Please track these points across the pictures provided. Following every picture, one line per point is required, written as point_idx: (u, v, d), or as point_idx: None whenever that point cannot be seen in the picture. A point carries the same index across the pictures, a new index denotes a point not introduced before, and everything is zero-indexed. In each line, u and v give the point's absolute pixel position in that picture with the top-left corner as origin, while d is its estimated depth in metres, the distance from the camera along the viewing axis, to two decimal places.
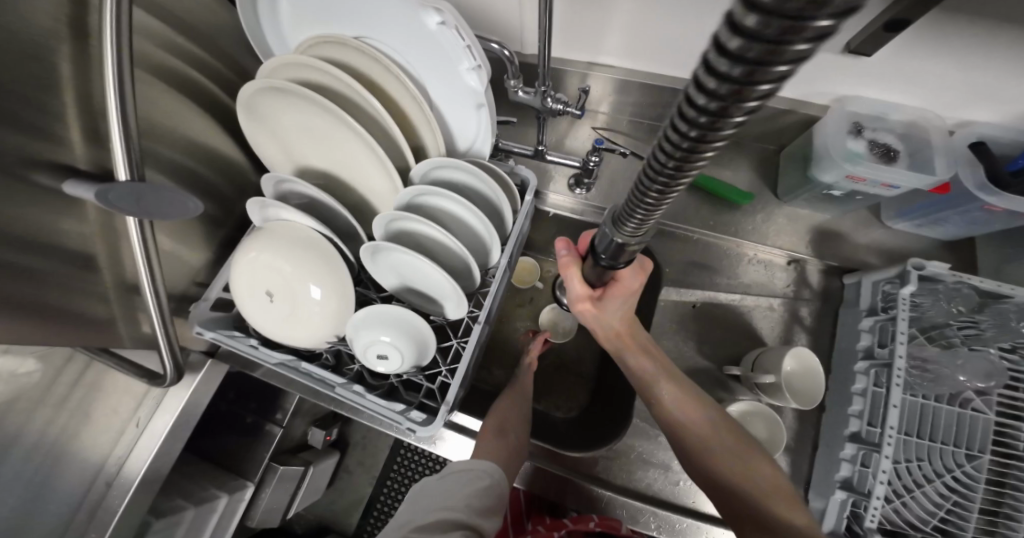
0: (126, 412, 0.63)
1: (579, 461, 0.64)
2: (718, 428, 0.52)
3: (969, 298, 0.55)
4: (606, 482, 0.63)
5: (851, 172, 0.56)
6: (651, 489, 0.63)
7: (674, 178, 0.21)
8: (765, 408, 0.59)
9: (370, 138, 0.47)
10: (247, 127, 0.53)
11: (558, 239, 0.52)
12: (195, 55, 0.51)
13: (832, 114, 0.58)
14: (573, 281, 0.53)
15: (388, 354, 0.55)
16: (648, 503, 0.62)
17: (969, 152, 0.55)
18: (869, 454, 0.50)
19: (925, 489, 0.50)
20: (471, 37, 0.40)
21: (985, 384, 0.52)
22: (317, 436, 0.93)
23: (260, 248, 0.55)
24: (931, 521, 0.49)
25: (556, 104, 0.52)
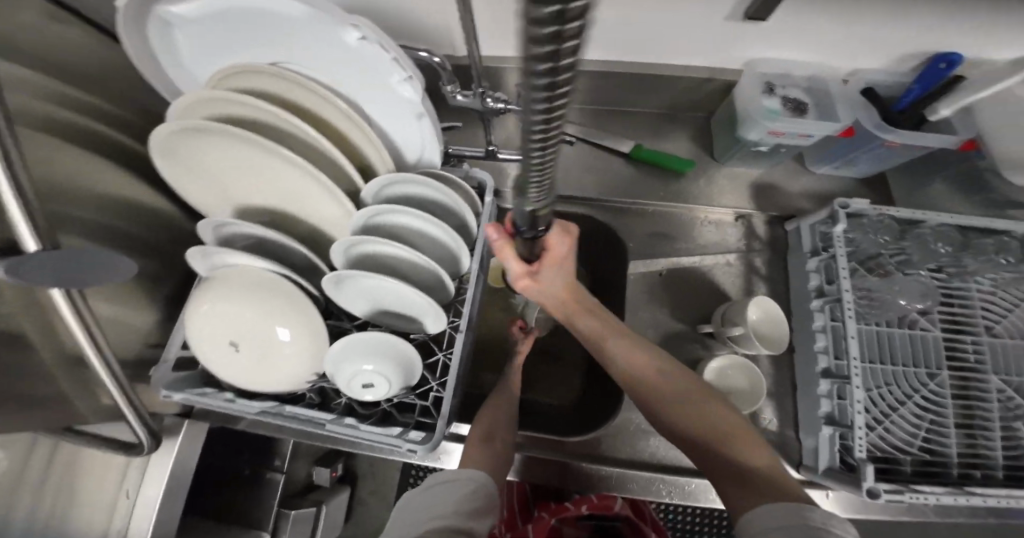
0: (113, 487, 0.59)
1: (582, 445, 0.65)
2: (673, 378, 0.53)
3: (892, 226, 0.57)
4: (611, 459, 0.64)
5: (771, 128, 0.59)
6: (656, 456, 0.65)
7: (546, 140, 0.18)
8: (740, 359, 0.61)
9: (310, 167, 0.45)
10: (173, 175, 0.50)
11: (486, 225, 0.47)
12: (73, 98, 0.47)
13: (746, 77, 0.61)
14: (510, 261, 0.51)
15: (374, 382, 0.53)
16: (655, 471, 0.63)
17: (862, 97, 0.58)
18: (843, 386, 0.53)
19: (900, 413, 0.53)
20: (395, 49, 0.39)
21: (923, 304, 0.56)
22: (322, 475, 0.91)
23: (213, 298, 0.52)
24: (914, 442, 0.53)
25: (496, 103, 0.51)
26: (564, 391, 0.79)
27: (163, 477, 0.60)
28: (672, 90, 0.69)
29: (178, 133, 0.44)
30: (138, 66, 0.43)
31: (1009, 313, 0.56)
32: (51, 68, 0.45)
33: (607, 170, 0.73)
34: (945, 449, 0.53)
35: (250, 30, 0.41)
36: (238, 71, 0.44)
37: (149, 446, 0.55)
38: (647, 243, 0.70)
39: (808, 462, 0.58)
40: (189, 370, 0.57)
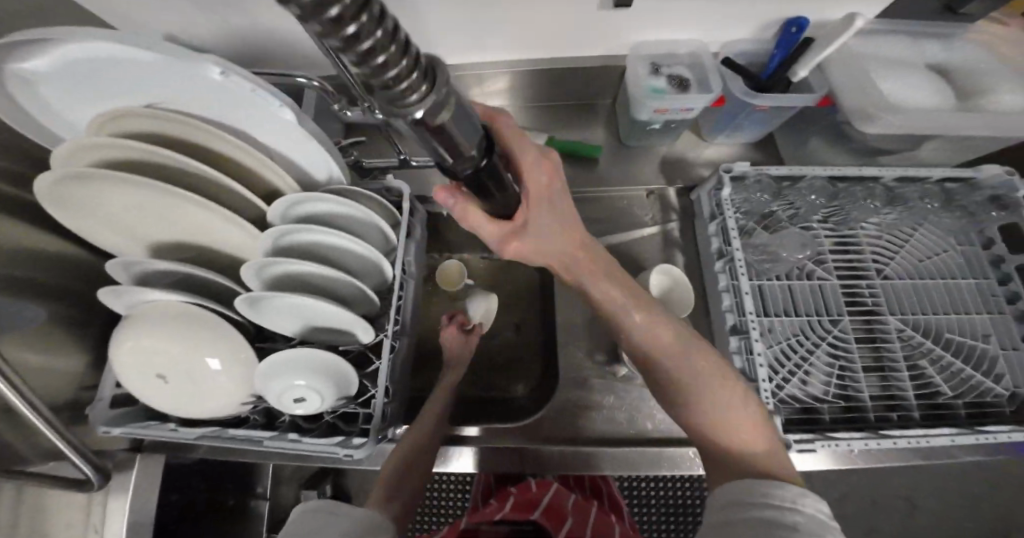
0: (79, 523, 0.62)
1: (534, 428, 0.65)
2: (682, 349, 0.49)
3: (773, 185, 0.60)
4: (562, 439, 0.64)
5: (656, 107, 0.62)
6: (605, 430, 0.64)
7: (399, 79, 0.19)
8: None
9: (204, 201, 0.48)
10: (78, 222, 0.52)
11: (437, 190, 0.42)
12: None
13: (631, 61, 0.64)
14: (482, 225, 0.45)
15: (306, 396, 0.55)
16: (608, 443, 0.63)
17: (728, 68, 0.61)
18: (748, 341, 0.56)
19: (809, 360, 0.56)
20: (258, 81, 0.42)
21: (805, 254, 0.60)
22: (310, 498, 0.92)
23: (136, 334, 0.54)
24: (828, 390, 0.55)
25: (386, 115, 0.54)
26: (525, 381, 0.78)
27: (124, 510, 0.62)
28: (576, 79, 0.72)
29: (65, 182, 0.46)
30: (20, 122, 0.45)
31: (896, 256, 0.61)
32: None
33: None
34: (859, 394, 0.55)
35: (120, 79, 0.44)
36: (117, 116, 0.46)
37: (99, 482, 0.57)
38: None
39: None
40: (129, 406, 0.59)
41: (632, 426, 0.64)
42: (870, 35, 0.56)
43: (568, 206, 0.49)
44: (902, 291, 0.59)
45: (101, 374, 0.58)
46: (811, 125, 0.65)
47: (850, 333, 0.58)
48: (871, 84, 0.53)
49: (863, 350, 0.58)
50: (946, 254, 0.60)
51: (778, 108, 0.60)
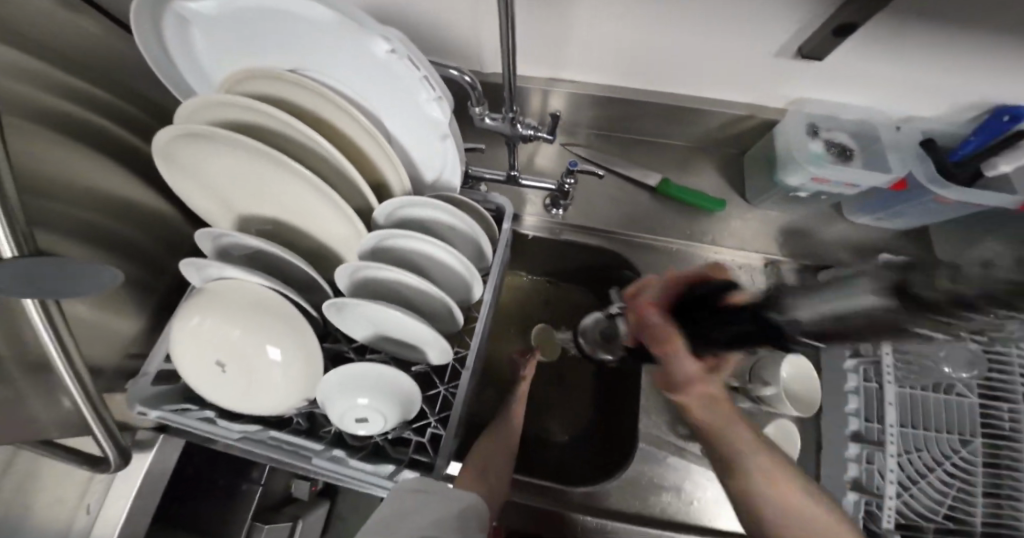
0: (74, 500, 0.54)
1: (591, 496, 0.59)
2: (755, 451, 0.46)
3: None
4: (614, 511, 0.58)
5: (816, 175, 0.55)
6: (667, 513, 0.58)
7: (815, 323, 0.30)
8: (786, 430, 0.54)
9: (319, 181, 0.43)
10: (172, 178, 0.47)
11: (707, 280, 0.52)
12: (84, 91, 0.45)
13: (790, 117, 0.58)
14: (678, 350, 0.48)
15: (368, 418, 0.49)
16: (670, 530, 0.57)
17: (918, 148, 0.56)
18: (873, 451, 0.53)
19: (929, 479, 0.52)
20: (427, 66, 0.37)
21: (969, 374, 0.56)
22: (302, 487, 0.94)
23: (204, 313, 0.49)
24: (940, 510, 0.52)
25: (526, 129, 0.48)
26: (568, 423, 0.73)
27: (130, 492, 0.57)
28: (709, 124, 0.67)
29: (179, 138, 0.42)
30: (148, 62, 0.41)
31: None
32: (56, 55, 0.42)
33: (632, 203, 0.70)
34: (971, 519, 0.52)
35: (266, 30, 0.39)
36: (250, 76, 0.42)
37: (116, 464, 0.51)
38: None
39: None
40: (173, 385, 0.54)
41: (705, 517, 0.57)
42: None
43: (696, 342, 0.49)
44: None
45: (156, 342, 0.52)
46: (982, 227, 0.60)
47: (977, 457, 0.53)
48: None
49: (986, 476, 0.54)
50: None
51: (964, 204, 0.55)
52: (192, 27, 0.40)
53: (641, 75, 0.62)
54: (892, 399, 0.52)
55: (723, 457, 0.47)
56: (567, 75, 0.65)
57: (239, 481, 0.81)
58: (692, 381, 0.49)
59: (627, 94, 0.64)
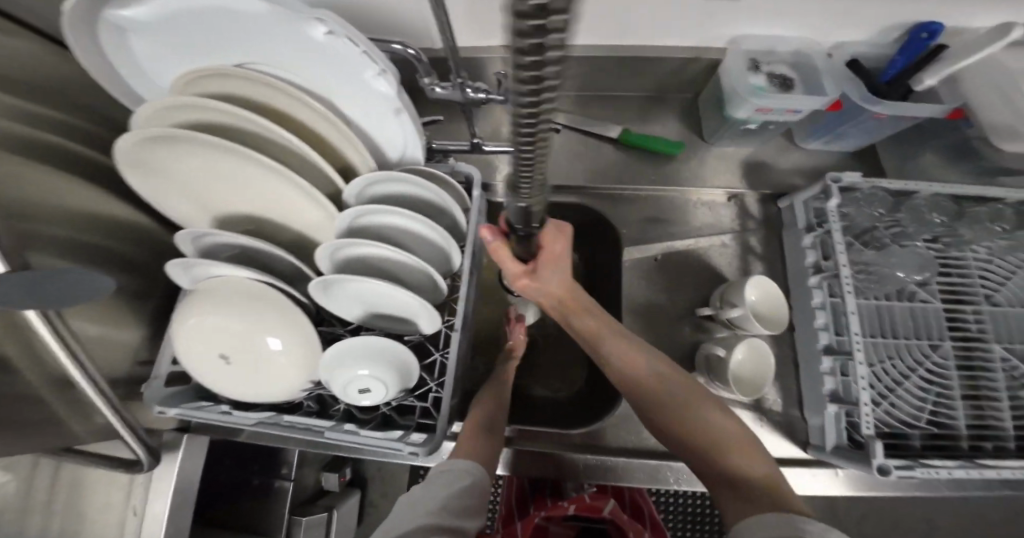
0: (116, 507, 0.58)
1: (587, 436, 0.63)
2: (630, 365, 0.54)
3: (885, 199, 0.58)
4: (606, 448, 0.63)
5: (758, 105, 0.58)
6: (660, 443, 0.63)
7: (534, 129, 0.24)
8: (759, 346, 0.56)
9: (283, 169, 0.45)
10: (146, 187, 0.49)
11: (481, 226, 0.51)
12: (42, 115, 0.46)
13: (729, 55, 0.60)
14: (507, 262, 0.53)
15: (370, 387, 0.52)
16: (660, 459, 0.62)
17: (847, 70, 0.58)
18: (847, 362, 0.52)
19: (906, 386, 0.54)
20: (365, 42, 0.38)
21: (922, 276, 0.56)
22: (331, 480, 0.96)
23: (198, 312, 0.51)
24: (921, 416, 0.53)
25: (477, 93, 0.50)
26: (567, 380, 0.79)
27: (166, 491, 0.57)
28: (659, 70, 0.68)
29: (143, 143, 0.43)
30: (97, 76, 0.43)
31: (1006, 281, 0.57)
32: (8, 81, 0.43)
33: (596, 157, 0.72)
34: (953, 421, 0.54)
35: (207, 28, 0.40)
36: (203, 76, 0.44)
37: (148, 464, 0.54)
38: (642, 230, 0.69)
39: (815, 443, 0.58)
40: (185, 385, 0.56)
41: None
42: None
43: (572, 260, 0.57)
44: (1010, 318, 0.55)
45: (160, 346, 0.54)
46: (923, 134, 0.63)
47: (949, 361, 0.54)
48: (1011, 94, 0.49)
49: (960, 378, 0.55)
50: None
51: (895, 118, 0.58)
52: (136, 34, 0.41)
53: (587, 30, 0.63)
54: (853, 308, 0.51)
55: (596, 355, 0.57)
56: None
57: (271, 479, 0.85)
58: (518, 277, 0.55)
59: (577, 51, 0.66)
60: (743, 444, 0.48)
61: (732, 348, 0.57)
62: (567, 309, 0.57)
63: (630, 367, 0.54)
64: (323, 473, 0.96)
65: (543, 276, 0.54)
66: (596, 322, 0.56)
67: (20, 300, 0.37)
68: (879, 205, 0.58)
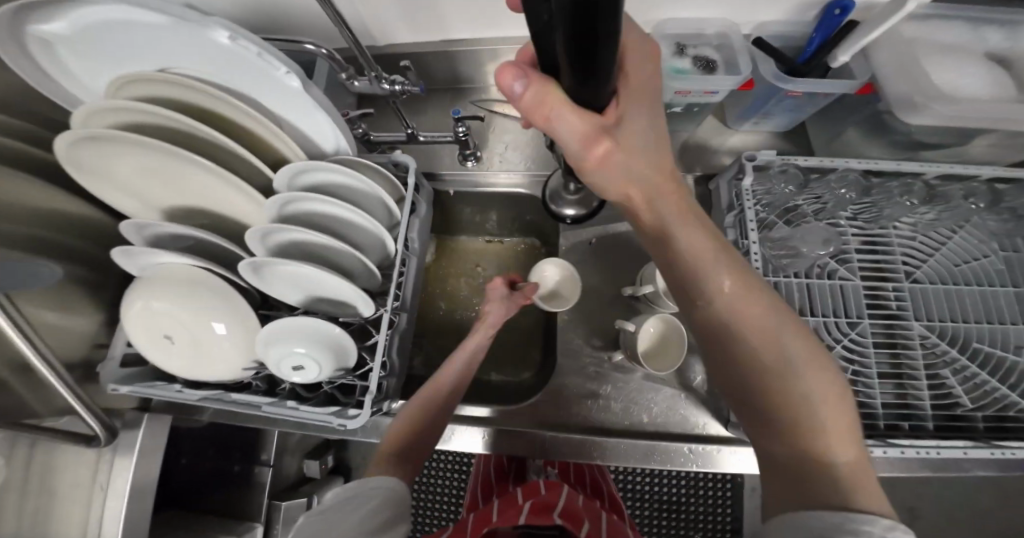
0: (86, 481, 0.63)
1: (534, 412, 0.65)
2: (725, 285, 0.41)
3: (795, 176, 0.58)
4: (550, 424, 0.64)
5: (679, 88, 0.58)
6: (590, 420, 0.63)
7: None
8: (669, 319, 0.58)
9: (205, 163, 0.48)
10: (91, 185, 0.53)
11: (501, 67, 0.34)
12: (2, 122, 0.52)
13: (656, 40, 0.60)
14: (559, 119, 0.36)
15: (304, 364, 0.56)
16: (590, 434, 0.62)
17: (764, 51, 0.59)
18: None
19: None
20: (260, 43, 0.41)
21: (827, 250, 0.57)
22: (313, 467, 0.96)
23: (145, 297, 0.56)
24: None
25: (393, 86, 0.53)
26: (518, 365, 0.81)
27: (129, 465, 0.64)
28: None
29: (81, 145, 0.47)
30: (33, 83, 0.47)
31: (930, 258, 0.58)
32: None
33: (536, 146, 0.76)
34: (871, 401, 0.53)
35: (124, 37, 0.44)
36: (131, 81, 0.47)
37: (105, 440, 0.59)
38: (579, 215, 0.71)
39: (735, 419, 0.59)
40: (141, 366, 0.61)
41: (627, 417, 0.63)
42: (925, 19, 0.55)
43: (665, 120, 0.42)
44: (932, 296, 0.56)
45: (112, 333, 0.60)
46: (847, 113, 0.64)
47: (868, 336, 0.55)
48: (918, 67, 0.51)
49: (882, 356, 0.56)
50: (985, 261, 0.57)
51: (812, 95, 0.58)
52: (67, 44, 0.45)
53: (516, 22, 0.66)
54: None
55: (682, 275, 0.43)
56: (455, 35, 0.69)
57: (251, 466, 0.87)
58: (580, 137, 0.38)
59: (511, 43, 0.69)
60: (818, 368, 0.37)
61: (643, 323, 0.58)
62: (657, 193, 0.43)
63: (723, 291, 0.41)
64: (305, 460, 0.96)
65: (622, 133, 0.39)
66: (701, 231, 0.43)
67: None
68: (789, 181, 0.58)
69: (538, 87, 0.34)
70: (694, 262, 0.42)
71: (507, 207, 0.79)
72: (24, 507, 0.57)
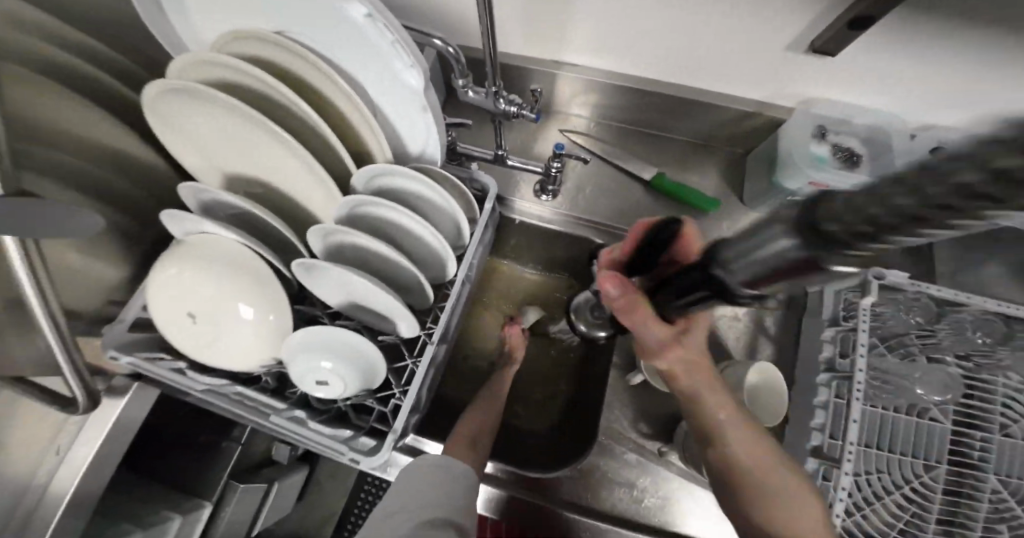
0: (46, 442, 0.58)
1: (544, 482, 0.59)
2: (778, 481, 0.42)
3: (924, 307, 0.57)
4: (573, 503, 0.58)
5: (815, 180, 0.55)
6: (617, 510, 0.58)
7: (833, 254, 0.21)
8: None
9: (292, 142, 0.42)
10: (158, 132, 0.48)
11: (609, 279, 0.45)
12: (94, 49, 0.47)
13: (800, 117, 0.58)
14: (648, 328, 0.45)
15: (329, 381, 0.49)
16: (614, 525, 0.57)
17: (927, 158, 0.54)
18: (831, 470, 0.50)
19: (884, 501, 0.52)
20: (400, 31, 0.37)
21: (941, 396, 0.54)
22: (283, 452, 0.84)
23: (180, 265, 0.50)
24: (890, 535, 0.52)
25: (509, 106, 0.48)
26: (541, 411, 0.74)
27: (100, 436, 0.59)
28: (708, 119, 0.65)
29: (162, 91, 0.42)
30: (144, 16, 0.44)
31: None
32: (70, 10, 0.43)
33: (624, 195, 0.68)
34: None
35: None
36: (241, 37, 0.43)
37: (84, 408, 0.53)
38: None
39: None
40: (148, 334, 0.55)
41: (659, 516, 0.58)
42: None
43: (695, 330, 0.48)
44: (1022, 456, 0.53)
45: (132, 294, 0.54)
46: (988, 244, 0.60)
47: (940, 483, 0.53)
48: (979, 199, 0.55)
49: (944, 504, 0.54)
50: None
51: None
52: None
53: (644, 62, 0.61)
54: (857, 417, 0.48)
55: (720, 458, 0.45)
56: (571, 60, 0.65)
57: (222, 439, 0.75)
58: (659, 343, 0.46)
59: (632, 81, 0.64)
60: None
61: None
62: (699, 380, 0.46)
63: (762, 469, 0.43)
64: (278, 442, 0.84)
65: (688, 339, 0.47)
66: (726, 408, 0.45)
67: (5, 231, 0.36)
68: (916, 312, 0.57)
69: (630, 297, 0.45)
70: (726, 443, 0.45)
71: (569, 251, 0.73)
72: None
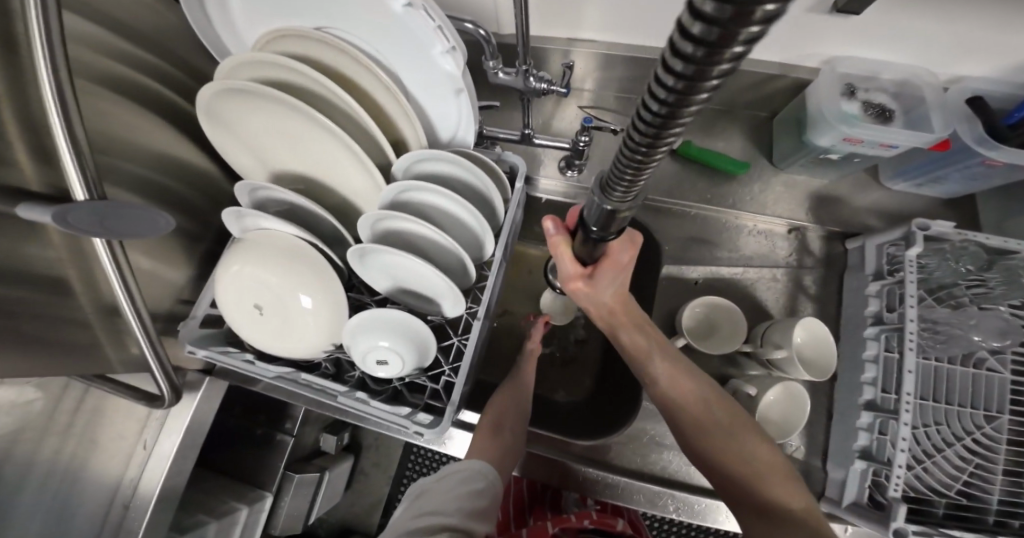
0: (131, 437, 0.61)
1: (591, 448, 0.61)
2: (721, 411, 0.52)
3: (977, 256, 0.54)
4: (620, 468, 0.60)
5: (848, 135, 0.54)
6: (668, 470, 0.60)
7: (658, 139, 0.20)
8: (793, 388, 0.55)
9: (340, 132, 0.45)
10: (212, 133, 0.52)
11: (546, 219, 0.49)
12: (148, 63, 0.50)
13: (822, 76, 0.57)
14: (564, 260, 0.52)
15: (388, 359, 0.52)
16: (666, 486, 0.59)
17: (965, 107, 0.54)
18: (887, 422, 0.49)
19: (945, 454, 0.50)
20: (440, 17, 0.39)
21: (1000, 343, 0.51)
22: (329, 442, 0.92)
23: (242, 261, 0.53)
24: (954, 485, 0.50)
25: (539, 83, 0.49)
26: (577, 387, 0.78)
27: (180, 429, 0.62)
28: (731, 85, 0.65)
29: (220, 91, 0.46)
30: (193, 22, 0.48)
31: None
32: (124, 28, 0.46)
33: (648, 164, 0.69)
34: (986, 496, 0.51)
35: None
36: (285, 37, 0.46)
37: (170, 401, 0.57)
38: (685, 247, 0.66)
39: (831, 496, 0.55)
40: (217, 328, 0.59)
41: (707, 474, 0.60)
42: None
43: (630, 271, 0.56)
44: None
45: (199, 292, 0.59)
46: None
47: (1005, 434, 0.51)
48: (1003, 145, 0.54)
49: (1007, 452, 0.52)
50: None
51: (1014, 167, 0.54)
52: None
53: (662, 31, 0.61)
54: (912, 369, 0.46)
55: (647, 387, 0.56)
56: (585, 36, 0.65)
57: (274, 431, 0.78)
58: (572, 281, 0.54)
59: (650, 52, 0.64)
60: (773, 462, 0.50)
61: (765, 389, 0.56)
62: (617, 322, 0.57)
63: (681, 391, 0.53)
64: (322, 433, 0.91)
65: (598, 284, 0.53)
66: (645, 338, 0.55)
67: (89, 227, 0.39)
68: (969, 261, 0.55)
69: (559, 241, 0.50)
70: (651, 374, 0.55)
71: None
72: (60, 453, 0.54)
